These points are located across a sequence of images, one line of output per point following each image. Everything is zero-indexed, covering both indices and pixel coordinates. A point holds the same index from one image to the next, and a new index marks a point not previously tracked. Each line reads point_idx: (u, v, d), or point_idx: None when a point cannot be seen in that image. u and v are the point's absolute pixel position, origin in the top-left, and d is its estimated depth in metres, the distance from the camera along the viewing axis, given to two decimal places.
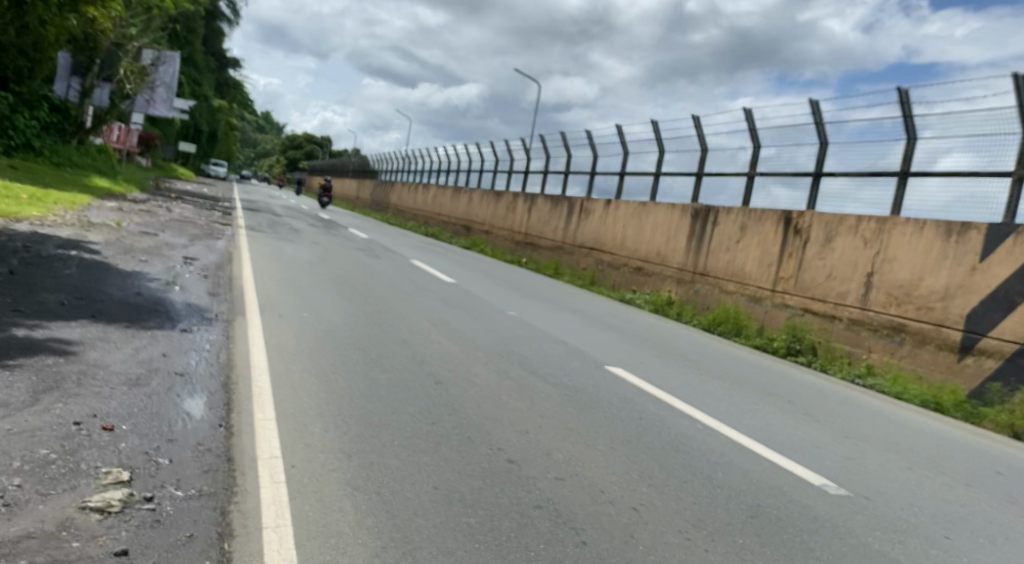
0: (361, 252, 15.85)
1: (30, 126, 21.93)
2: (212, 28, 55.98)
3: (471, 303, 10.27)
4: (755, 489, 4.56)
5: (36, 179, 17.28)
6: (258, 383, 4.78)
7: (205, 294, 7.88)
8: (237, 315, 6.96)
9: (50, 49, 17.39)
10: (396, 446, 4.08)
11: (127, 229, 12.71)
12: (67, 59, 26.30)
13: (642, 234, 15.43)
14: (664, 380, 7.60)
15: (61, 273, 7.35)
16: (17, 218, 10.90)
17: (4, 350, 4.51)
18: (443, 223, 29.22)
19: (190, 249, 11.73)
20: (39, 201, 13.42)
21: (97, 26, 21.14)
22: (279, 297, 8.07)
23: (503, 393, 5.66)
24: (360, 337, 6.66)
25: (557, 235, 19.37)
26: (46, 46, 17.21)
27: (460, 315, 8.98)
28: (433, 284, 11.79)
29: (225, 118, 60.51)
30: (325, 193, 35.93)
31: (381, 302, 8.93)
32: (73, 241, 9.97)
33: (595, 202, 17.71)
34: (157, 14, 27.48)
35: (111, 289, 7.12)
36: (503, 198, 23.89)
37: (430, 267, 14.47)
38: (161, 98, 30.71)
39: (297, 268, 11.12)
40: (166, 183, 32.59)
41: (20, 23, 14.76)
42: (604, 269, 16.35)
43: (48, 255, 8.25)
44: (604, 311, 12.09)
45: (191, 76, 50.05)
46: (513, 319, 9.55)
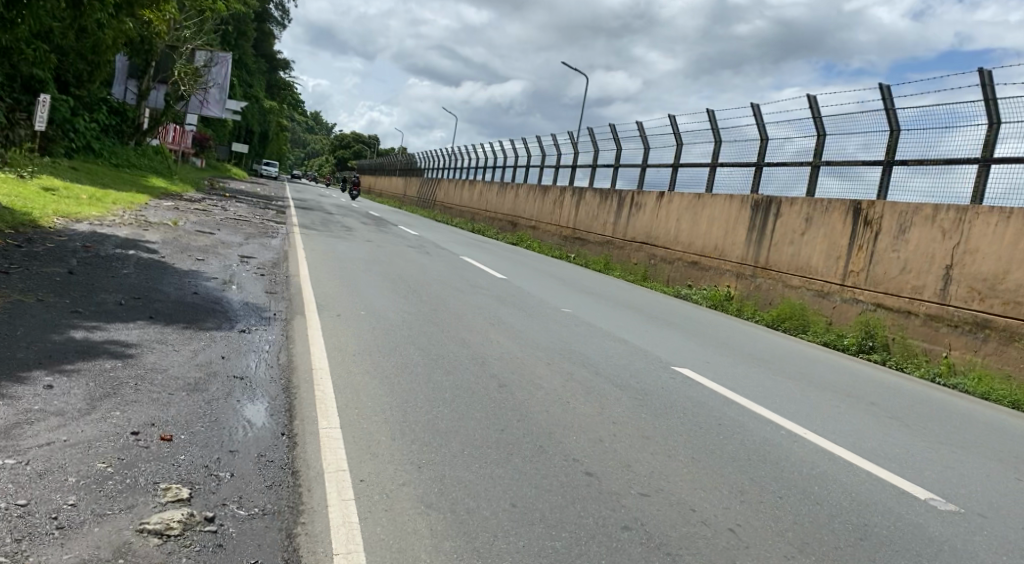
0: (411, 248, 15.70)
1: (88, 128, 22.50)
2: (261, 29, 56.90)
3: (525, 300, 9.95)
4: (857, 506, 4.13)
5: (94, 180, 17.63)
6: (319, 388, 4.55)
7: (260, 293, 7.74)
8: (293, 314, 6.78)
9: (106, 51, 17.74)
10: (467, 457, 3.78)
11: (182, 227, 12.79)
12: (122, 61, 27.00)
13: (699, 226, 14.89)
14: (735, 380, 7.18)
15: (118, 272, 7.30)
16: (76, 218, 11.03)
17: (62, 354, 4.39)
18: (490, 219, 29.01)
19: (244, 247, 11.71)
20: (97, 201, 13.63)
21: (152, 27, 21.50)
22: (334, 296, 7.89)
23: (572, 397, 5.31)
24: (418, 337, 6.40)
25: (607, 229, 18.91)
26: (103, 48, 17.52)
27: (516, 312, 8.67)
28: (485, 280, 11.51)
29: (274, 118, 61.49)
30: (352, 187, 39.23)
31: (435, 300, 8.67)
32: (131, 240, 10.02)
33: (647, 195, 17.20)
34: (208, 15, 27.88)
35: (168, 289, 7.04)
36: (551, 192, 23.51)
37: (481, 263, 14.22)
38: (213, 99, 30.96)
39: (350, 265, 10.98)
40: (219, 182, 33.21)
41: (77, 25, 15.02)
42: (658, 264, 15.84)
43: (106, 255, 8.25)
44: (661, 306, 11.66)
45: (241, 77, 50.95)
46: (569, 316, 9.20)
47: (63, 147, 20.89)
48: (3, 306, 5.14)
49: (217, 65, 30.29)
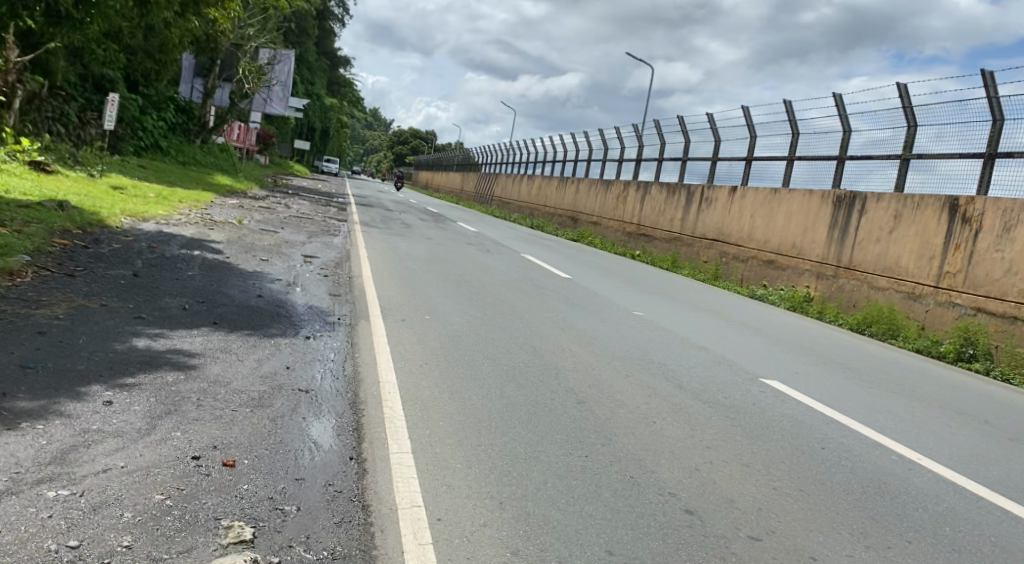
0: (472, 246, 15.43)
1: (156, 126, 23.05)
2: (322, 28, 57.70)
3: (595, 302, 9.53)
4: (1002, 554, 3.56)
5: (161, 178, 17.95)
6: (387, 404, 4.23)
7: (324, 295, 7.54)
8: (358, 319, 6.52)
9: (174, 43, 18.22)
10: (552, 490, 3.40)
11: (246, 226, 12.82)
12: (189, 59, 27.74)
13: (775, 224, 14.14)
14: (830, 393, 6.58)
15: (183, 274, 7.22)
16: (143, 217, 11.13)
17: (124, 365, 4.21)
18: (549, 215, 28.56)
19: (307, 246, 11.64)
20: (164, 199, 13.80)
21: (217, 26, 21.83)
22: (399, 299, 7.63)
23: (658, 416, 4.86)
24: (487, 345, 6.05)
25: (674, 226, 18.25)
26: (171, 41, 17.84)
27: (587, 317, 8.25)
28: (552, 281, 11.13)
29: (335, 114, 62.38)
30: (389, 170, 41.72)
31: (502, 303, 8.33)
32: (196, 239, 10.02)
33: (718, 190, 16.48)
34: (272, 12, 28.23)
35: (232, 292, 6.90)
36: (614, 187, 22.91)
37: (544, 262, 13.81)
38: (276, 96, 30.77)
39: (414, 265, 10.74)
40: (281, 179, 33.76)
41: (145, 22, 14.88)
42: (730, 262, 15.14)
43: (171, 255, 8.21)
44: (736, 308, 11.04)
45: (303, 75, 51.77)
46: (643, 320, 8.73)
47: (132, 145, 21.44)
48: (67, 312, 5.04)
49: (279, 63, 30.71)
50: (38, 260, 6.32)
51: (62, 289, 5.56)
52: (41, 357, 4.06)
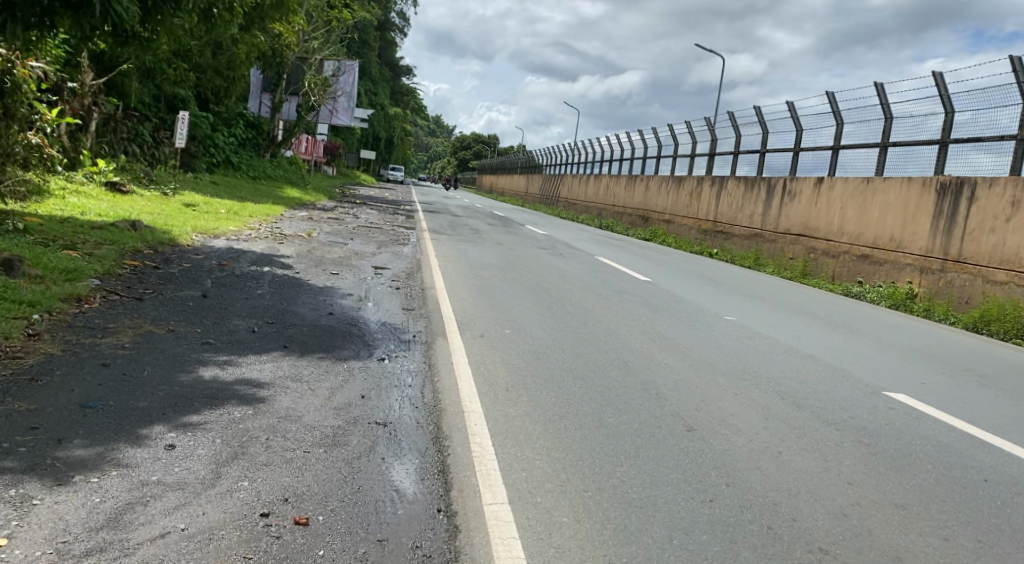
0: (543, 250, 14.95)
1: (227, 142, 23.58)
2: (384, 38, 58.44)
3: (680, 308, 8.77)
4: None
5: (233, 193, 18.14)
6: (476, 439, 3.74)
7: (397, 310, 7.17)
8: (436, 336, 6.10)
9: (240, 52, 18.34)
10: (681, 550, 2.82)
11: (315, 238, 12.72)
12: (257, 75, 28.17)
13: (868, 215, 12.93)
14: (969, 408, 5.67)
15: (252, 293, 7.08)
16: (214, 233, 11.14)
17: (189, 401, 3.91)
18: (619, 214, 27.79)
19: (377, 257, 11.41)
20: (235, 215, 13.89)
21: (282, 40, 22.08)
22: (474, 311, 7.17)
23: (780, 442, 4.20)
24: (576, 362, 5.50)
25: (754, 221, 17.26)
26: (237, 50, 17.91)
27: (675, 325, 7.53)
28: (630, 285, 10.43)
29: (398, 123, 63.18)
30: None
31: (581, 312, 7.72)
32: (265, 255, 9.89)
33: (803, 182, 15.43)
34: (335, 24, 28.48)
35: (303, 311, 6.65)
36: (687, 184, 22.01)
37: (619, 264, 13.13)
38: (342, 107, 32.23)
39: (486, 273, 10.28)
40: (349, 189, 34.18)
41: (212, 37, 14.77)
42: (819, 258, 14.03)
43: (241, 273, 8.09)
44: (833, 308, 10.08)
45: (367, 86, 52.50)
46: (734, 325, 7.93)
47: (204, 162, 21.90)
48: (134, 340, 4.92)
49: (343, 73, 31.22)
50: (107, 282, 6.32)
51: (129, 316, 5.49)
52: (103, 394, 3.79)
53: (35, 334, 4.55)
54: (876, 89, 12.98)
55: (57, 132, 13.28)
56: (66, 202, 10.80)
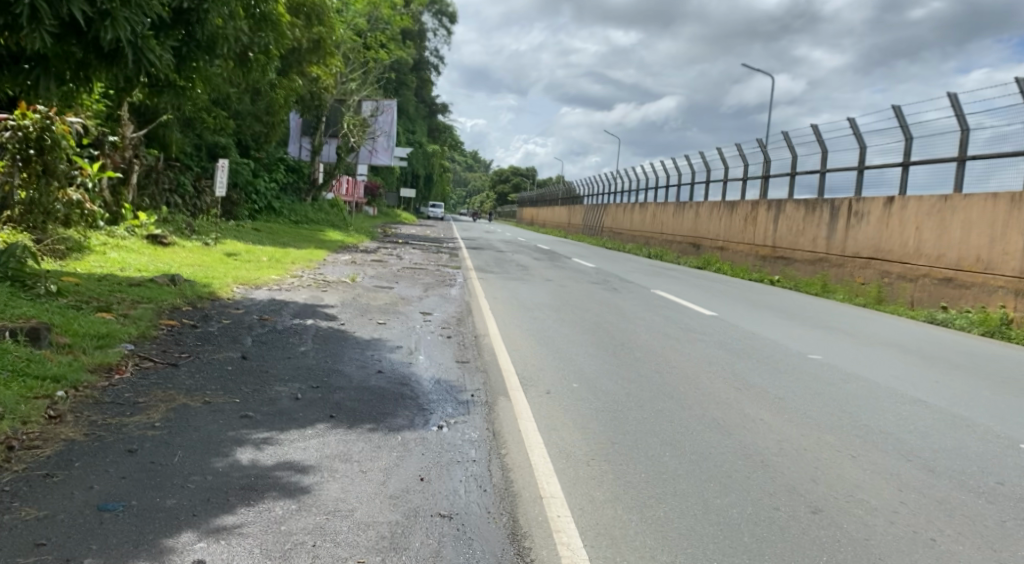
0: (595, 285, 14.33)
1: (269, 188, 23.74)
2: (420, 79, 59.23)
3: (757, 347, 7.96)
4: None
5: (276, 240, 18.03)
6: (562, 540, 3.08)
7: (450, 364, 6.60)
8: (498, 394, 5.49)
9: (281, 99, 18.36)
10: None
11: (359, 283, 12.39)
12: (295, 120, 29.04)
13: (949, 235, 11.86)
14: None
15: (295, 352, 6.70)
16: (256, 284, 10.92)
17: (224, 497, 3.42)
18: (667, 242, 27.01)
19: (424, 301, 10.95)
20: (278, 262, 13.71)
21: (320, 84, 22.18)
22: (537, 363, 6.53)
23: (928, 523, 3.41)
24: (659, 423, 4.79)
25: (819, 245, 16.34)
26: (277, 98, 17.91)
27: (759, 370, 6.73)
28: (697, 322, 9.66)
29: (436, 159, 63.64)
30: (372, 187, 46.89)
31: (652, 358, 6.99)
32: (309, 305, 9.54)
33: (869, 203, 14.46)
34: (372, 65, 28.66)
35: (350, 369, 6.18)
36: (740, 209, 21.15)
37: (679, 298, 12.40)
38: (382, 147, 32.54)
39: (541, 315, 9.66)
40: (390, 228, 34.24)
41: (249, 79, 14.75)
42: (895, 282, 13.04)
43: (284, 328, 7.75)
44: (923, 337, 9.11)
45: (405, 126, 53.04)
46: (827, 367, 7.05)
47: (247, 210, 22.03)
48: (166, 416, 4.62)
49: (382, 114, 31.45)
50: (142, 347, 6.24)
51: (163, 385, 5.29)
52: (125, 493, 3.39)
53: (57, 416, 4.30)
54: (950, 99, 12.03)
55: (99, 188, 13.36)
56: (107, 257, 10.68)
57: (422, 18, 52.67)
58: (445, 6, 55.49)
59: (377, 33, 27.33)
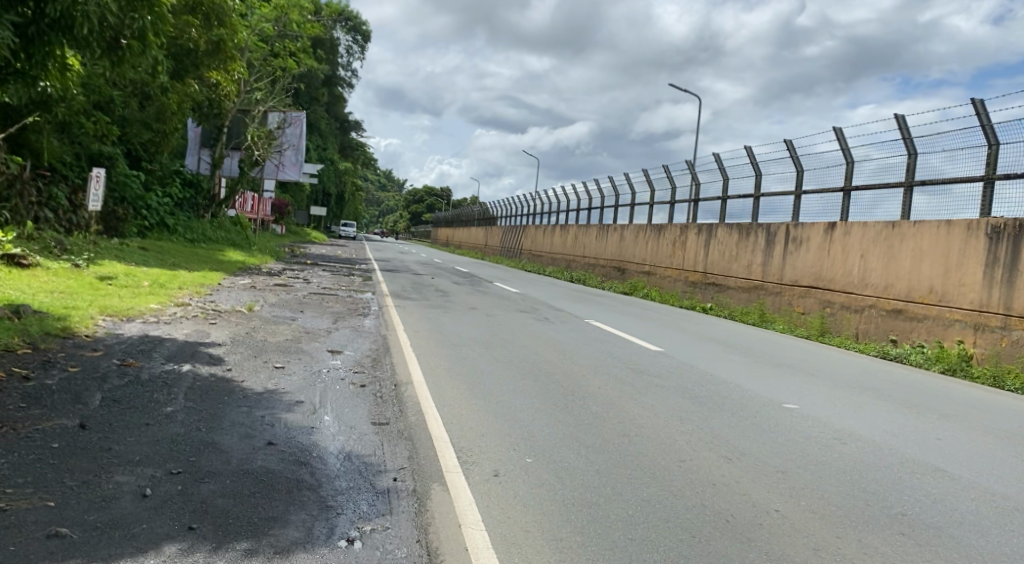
0: (527, 313, 13.14)
1: (162, 203, 21.40)
2: (333, 95, 56.97)
3: (725, 396, 6.95)
4: None
5: (164, 260, 15.94)
6: None
7: (366, 428, 5.18)
8: (430, 480, 4.13)
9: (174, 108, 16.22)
10: None
11: (258, 313, 10.69)
12: (195, 131, 26.65)
13: (898, 264, 11.40)
14: None
15: (157, 415, 5.06)
16: (127, 315, 9.06)
17: None
18: (590, 266, 26.36)
19: (336, 335, 9.42)
20: (161, 287, 11.79)
21: (222, 92, 20.16)
22: (476, 426, 5.20)
23: None
24: (663, 530, 3.58)
25: (754, 272, 15.81)
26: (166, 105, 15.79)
27: (740, 431, 5.66)
28: (648, 361, 8.61)
29: (348, 177, 61.31)
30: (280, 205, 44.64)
31: (614, 416, 5.81)
32: (190, 343, 7.83)
33: (810, 229, 14.02)
34: (280, 74, 26.81)
35: (230, 442, 4.62)
36: (668, 234, 20.63)
37: (620, 331, 11.39)
38: (290, 161, 30.08)
39: (474, 353, 8.36)
40: (297, 248, 32.07)
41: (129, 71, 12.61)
42: (839, 313, 12.51)
43: (150, 378, 6.04)
44: (894, 379, 8.40)
45: (316, 143, 50.75)
46: (813, 425, 6.10)
47: (135, 226, 19.69)
48: None
49: (291, 126, 29.42)
50: None
51: None
52: None
53: None
54: (898, 123, 11.65)
55: None
56: None
57: (333, 32, 50.78)
58: (357, 22, 53.89)
59: (286, 40, 25.43)
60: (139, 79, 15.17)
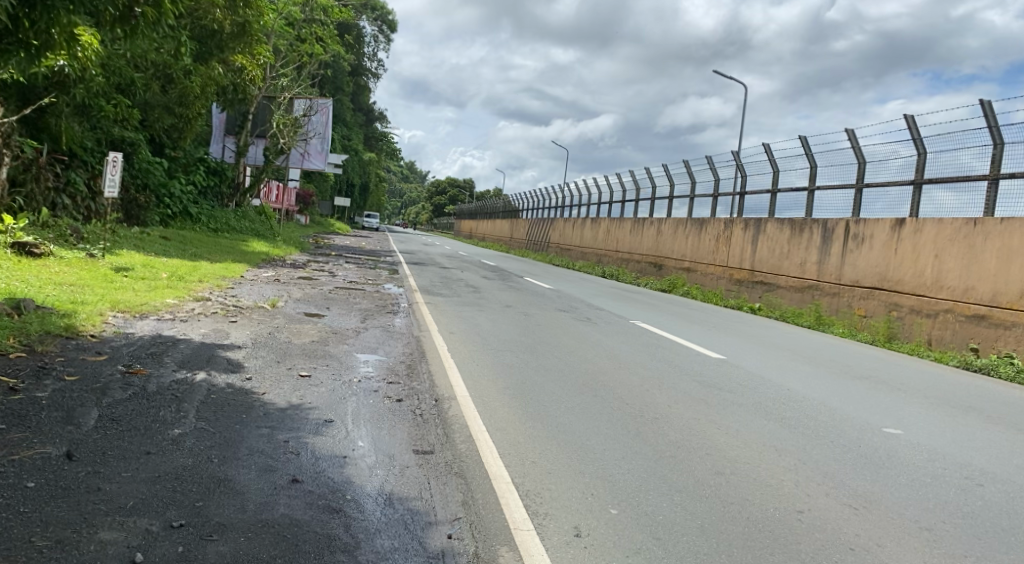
0: (568, 313, 12.25)
1: (184, 191, 20.84)
2: (358, 84, 56.34)
3: (815, 420, 6.01)
4: None
5: (183, 250, 15.33)
6: None
7: (409, 460, 4.31)
8: (497, 541, 3.26)
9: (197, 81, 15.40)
10: None
11: (281, 310, 9.91)
12: (219, 117, 26.04)
13: (981, 265, 10.32)
14: None
15: (160, 441, 4.23)
16: (139, 311, 8.31)
17: None
18: (624, 261, 25.37)
19: (366, 335, 8.59)
20: (178, 280, 11.06)
21: (246, 76, 19.47)
22: (538, 459, 4.35)
23: None
24: None
25: (807, 271, 14.75)
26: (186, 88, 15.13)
27: (855, 471, 4.73)
28: (712, 372, 7.64)
29: (372, 168, 60.78)
30: (304, 195, 44.14)
31: (698, 447, 4.90)
32: (207, 345, 7.03)
33: (875, 226, 12.92)
34: (306, 59, 26.10)
35: (245, 481, 3.78)
36: (710, 228, 19.57)
37: (673, 333, 10.46)
38: (315, 149, 29.06)
39: (521, 361, 7.50)
40: (321, 238, 31.47)
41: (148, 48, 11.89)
42: (908, 317, 11.44)
43: (157, 391, 5.23)
44: (996, 399, 7.40)
45: (340, 132, 50.19)
46: (932, 460, 5.16)
47: (157, 214, 19.16)
48: None
49: (317, 113, 28.41)
50: None
51: None
52: None
53: None
54: (986, 107, 10.53)
55: None
56: None
57: (359, 21, 50.10)
58: (384, 12, 53.09)
59: (312, 25, 24.67)
60: (160, 60, 14.49)
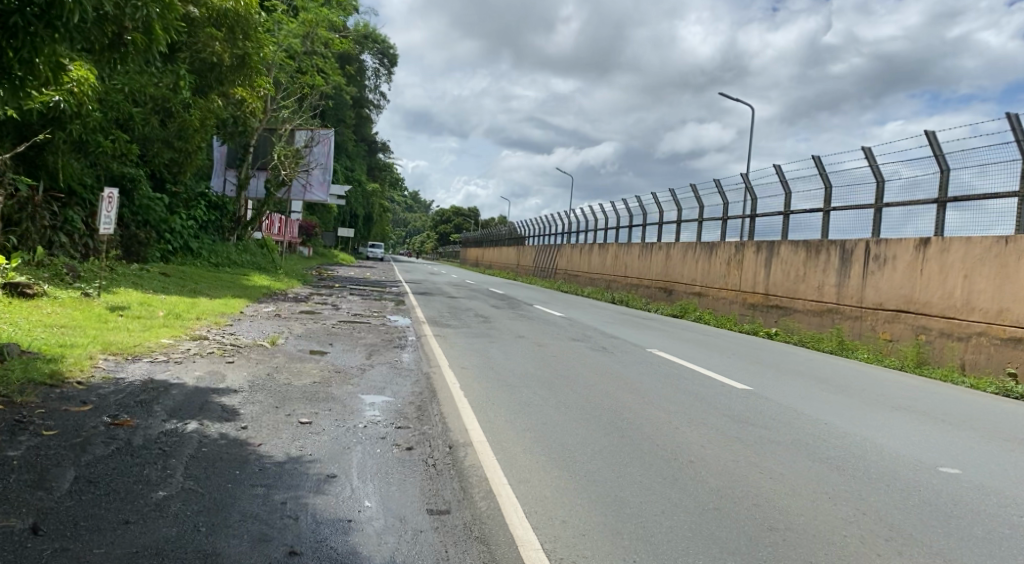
0: (581, 343, 11.75)
1: (186, 225, 20.55)
2: (360, 116, 56.49)
3: (864, 459, 5.49)
4: None
5: (183, 285, 14.97)
6: None
7: (423, 523, 3.80)
8: None
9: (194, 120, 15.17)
10: None
11: (283, 347, 9.44)
12: (219, 150, 25.30)
13: (1015, 285, 9.81)
14: None
15: (140, 506, 3.74)
16: (130, 353, 7.85)
17: None
18: (632, 286, 24.90)
19: (372, 374, 8.11)
20: (176, 318, 10.62)
21: (247, 109, 19.27)
22: (569, 519, 3.84)
23: None
24: None
25: (826, 294, 14.25)
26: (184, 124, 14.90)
27: (922, 522, 4.19)
28: (742, 406, 7.13)
29: (375, 199, 60.71)
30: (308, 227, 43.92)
31: (746, 497, 4.38)
32: (201, 390, 6.55)
33: (897, 246, 12.44)
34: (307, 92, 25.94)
35: (234, 556, 3.27)
36: (721, 252, 19.11)
37: (693, 362, 9.96)
38: (317, 180, 26.90)
39: (537, 398, 7.00)
40: (325, 271, 31.10)
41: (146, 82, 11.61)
42: (938, 341, 10.92)
43: (142, 445, 4.74)
44: None
45: (343, 164, 50.16)
46: (1005, 504, 4.63)
47: (158, 249, 18.83)
48: None
49: (318, 144, 26.90)
50: None
51: None
52: None
53: None
54: (1013, 121, 10.12)
55: None
56: None
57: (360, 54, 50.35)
58: (385, 44, 53.39)
59: (314, 58, 24.54)
60: (158, 93, 14.23)
